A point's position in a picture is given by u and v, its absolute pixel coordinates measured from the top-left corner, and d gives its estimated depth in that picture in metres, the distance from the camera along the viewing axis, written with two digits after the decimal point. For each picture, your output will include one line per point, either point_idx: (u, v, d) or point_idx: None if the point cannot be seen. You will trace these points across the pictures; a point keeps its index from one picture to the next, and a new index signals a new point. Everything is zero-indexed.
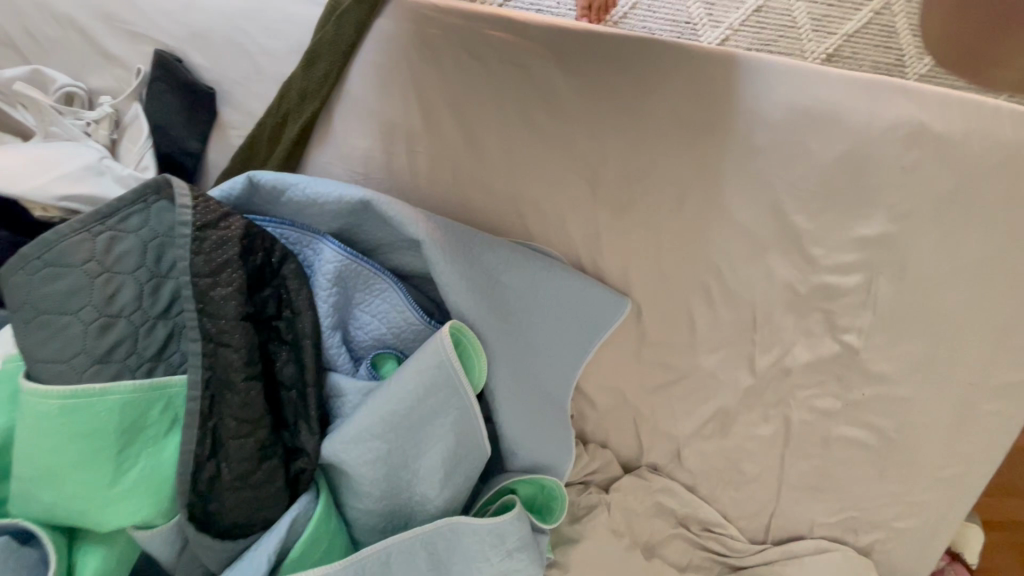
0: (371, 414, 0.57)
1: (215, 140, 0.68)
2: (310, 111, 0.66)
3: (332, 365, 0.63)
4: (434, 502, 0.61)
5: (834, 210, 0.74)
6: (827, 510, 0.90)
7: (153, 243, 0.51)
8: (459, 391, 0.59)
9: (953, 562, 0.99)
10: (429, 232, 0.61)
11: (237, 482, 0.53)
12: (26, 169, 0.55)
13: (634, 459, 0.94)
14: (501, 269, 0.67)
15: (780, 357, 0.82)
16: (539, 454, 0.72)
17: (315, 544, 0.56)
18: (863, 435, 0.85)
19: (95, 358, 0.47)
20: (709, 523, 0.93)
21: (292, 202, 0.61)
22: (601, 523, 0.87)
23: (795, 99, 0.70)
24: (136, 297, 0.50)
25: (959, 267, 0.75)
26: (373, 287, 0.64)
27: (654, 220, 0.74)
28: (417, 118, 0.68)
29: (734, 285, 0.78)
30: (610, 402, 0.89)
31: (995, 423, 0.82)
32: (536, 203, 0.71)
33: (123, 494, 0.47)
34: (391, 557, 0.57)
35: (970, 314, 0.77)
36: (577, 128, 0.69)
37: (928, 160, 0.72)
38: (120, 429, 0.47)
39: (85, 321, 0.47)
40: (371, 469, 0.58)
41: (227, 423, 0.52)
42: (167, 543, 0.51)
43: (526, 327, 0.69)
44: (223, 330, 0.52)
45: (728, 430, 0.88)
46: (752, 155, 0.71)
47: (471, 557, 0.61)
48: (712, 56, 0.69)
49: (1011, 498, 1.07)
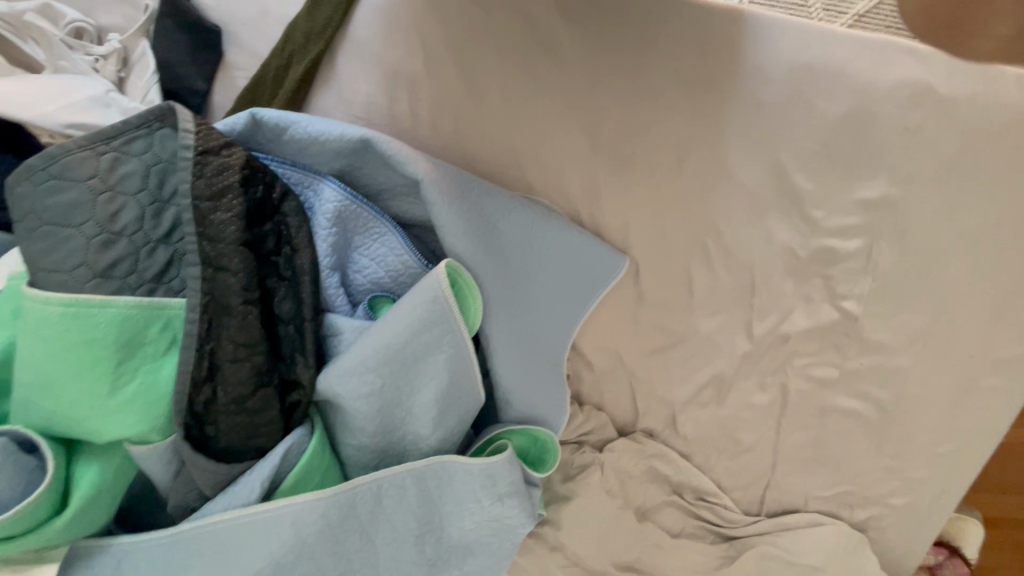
0: (367, 348, 0.58)
1: (222, 80, 0.72)
2: (315, 52, 0.69)
3: (330, 306, 0.63)
4: (427, 440, 0.62)
5: (835, 170, 0.70)
6: (823, 484, 0.88)
7: (156, 168, 0.52)
8: (454, 329, 0.60)
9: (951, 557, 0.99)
10: (428, 171, 0.63)
11: (233, 407, 0.54)
12: (36, 97, 0.57)
13: (629, 424, 0.94)
14: (499, 217, 0.68)
15: (778, 323, 0.79)
16: (533, 405, 0.73)
17: (309, 473, 0.57)
18: (860, 407, 0.81)
19: (96, 272, 0.49)
20: (703, 492, 0.92)
21: (294, 140, 0.62)
22: (594, 483, 0.89)
23: (796, 55, 0.67)
24: (138, 218, 0.51)
25: (978, 233, 0.68)
26: (373, 230, 0.64)
27: (653, 178, 0.74)
28: (418, 63, 0.71)
29: (732, 244, 0.76)
30: (607, 364, 0.89)
31: (999, 404, 0.77)
32: (536, 156, 0.74)
33: (120, 406, 0.49)
34: (383, 489, 0.59)
35: (982, 289, 0.71)
36: (575, 80, 0.70)
37: (939, 120, 0.65)
38: (119, 343, 0.49)
39: (88, 236, 0.49)
40: (364, 403, 0.58)
41: (224, 347, 0.53)
42: (163, 462, 0.53)
43: (522, 276, 0.70)
44: (222, 255, 0.53)
45: (724, 398, 0.87)
46: (754, 109, 0.69)
47: (462, 497, 0.62)
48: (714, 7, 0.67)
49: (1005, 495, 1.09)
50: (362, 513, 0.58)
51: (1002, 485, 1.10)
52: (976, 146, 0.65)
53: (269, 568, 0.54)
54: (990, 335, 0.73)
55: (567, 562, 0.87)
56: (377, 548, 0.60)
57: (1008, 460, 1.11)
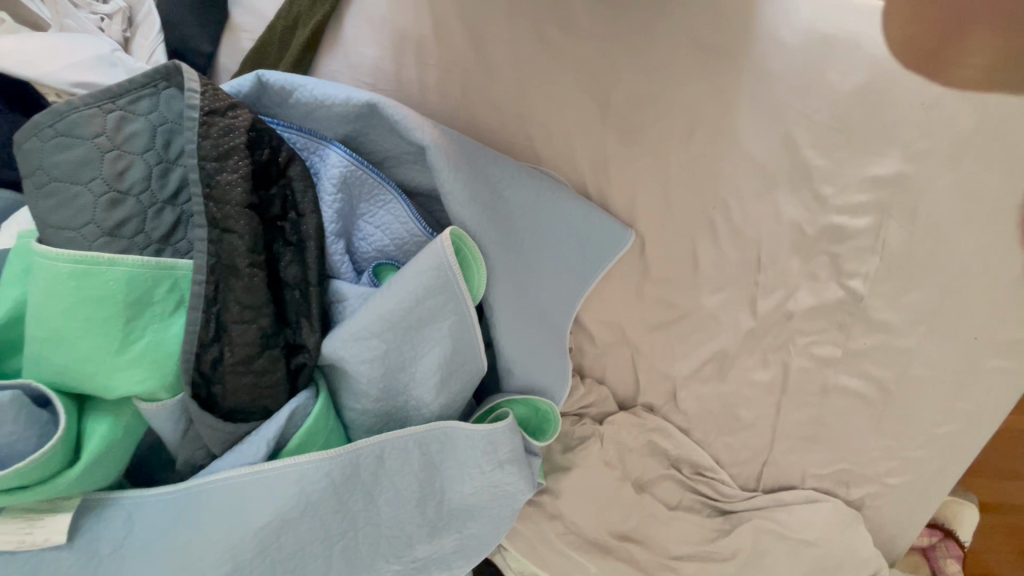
0: (370, 313, 0.58)
1: (226, 41, 0.72)
2: (321, 13, 0.70)
3: (336, 273, 0.64)
4: (428, 406, 0.63)
5: (848, 145, 0.68)
6: (820, 462, 0.89)
7: (162, 128, 0.52)
8: (458, 296, 0.61)
9: (944, 539, 1.01)
10: (434, 138, 0.62)
11: (239, 367, 0.55)
12: (43, 53, 0.57)
13: (630, 398, 0.95)
14: (504, 185, 0.68)
15: (783, 300, 0.79)
16: (535, 376, 0.73)
17: (313, 435, 0.58)
18: (861, 386, 0.82)
19: (104, 231, 0.49)
20: (700, 467, 0.94)
21: (300, 104, 0.62)
22: (593, 455, 0.91)
23: (813, 24, 0.65)
24: (145, 178, 0.51)
25: (990, 209, 0.67)
26: (379, 198, 0.64)
27: (661, 150, 0.73)
28: (427, 27, 0.71)
29: (741, 220, 0.76)
30: (610, 338, 0.90)
31: (1002, 384, 0.77)
32: (545, 123, 0.73)
33: (130, 363, 0.50)
34: (385, 452, 0.60)
35: (994, 271, 0.70)
36: (586, 47, 0.69)
37: (956, 95, 0.63)
38: (128, 300, 0.49)
39: (96, 194, 0.49)
40: (367, 368, 0.59)
41: (231, 308, 0.54)
42: (172, 419, 0.54)
43: (527, 246, 0.70)
44: (228, 217, 0.53)
45: (726, 374, 0.87)
46: (769, 81, 0.68)
47: (463, 461, 0.63)
48: None
49: (1007, 481, 1.10)
50: (364, 474, 0.59)
51: (1004, 471, 1.10)
52: (998, 122, 0.63)
53: (273, 525, 0.55)
54: (997, 315, 0.72)
55: (565, 530, 0.89)
56: (379, 508, 0.61)
57: (1011, 447, 1.11)
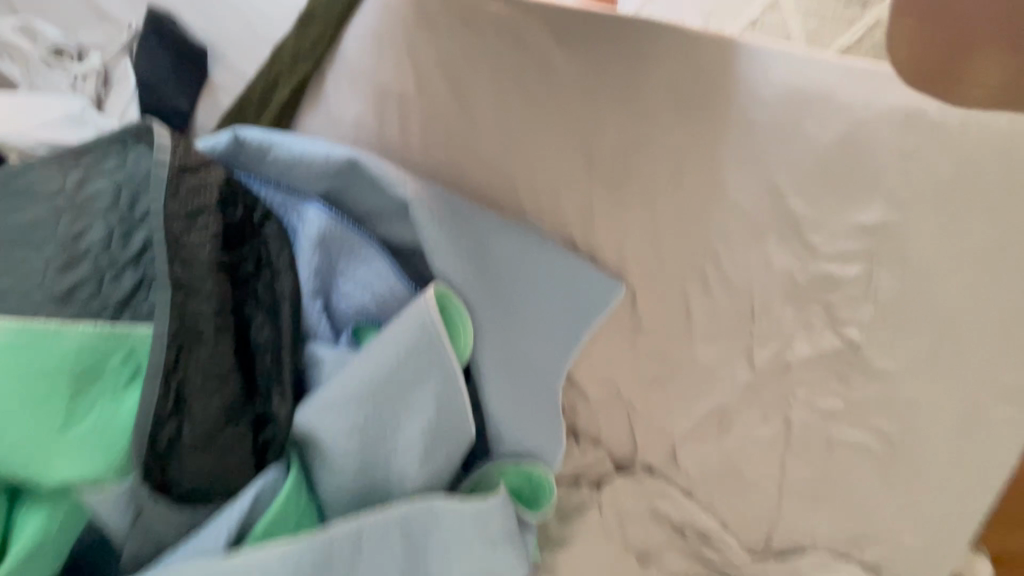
0: (348, 379, 0.54)
1: (205, 98, 0.71)
2: (304, 71, 0.70)
3: (312, 334, 0.59)
4: (412, 480, 0.57)
5: (833, 195, 0.68)
6: (831, 522, 0.83)
7: (128, 187, 0.49)
8: (444, 357, 0.57)
9: None
10: (417, 193, 0.61)
11: (201, 443, 0.49)
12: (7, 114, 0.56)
13: (628, 458, 0.89)
14: (491, 240, 0.66)
15: (780, 350, 0.76)
16: (528, 440, 0.68)
17: (282, 519, 0.52)
18: (867, 439, 0.78)
19: (51, 298, 0.45)
20: (706, 533, 0.86)
21: (278, 161, 0.60)
22: (590, 523, 0.84)
23: (790, 79, 0.66)
24: (105, 239, 0.48)
25: (979, 254, 0.67)
26: (359, 254, 0.61)
27: (648, 202, 0.72)
28: (411, 85, 0.71)
29: (731, 269, 0.74)
30: (605, 395, 0.86)
31: (1008, 432, 0.74)
32: (530, 176, 0.72)
33: (72, 443, 0.45)
34: (363, 537, 0.53)
35: (989, 316, 0.69)
36: (570, 103, 0.70)
37: (934, 145, 0.64)
38: (76, 372, 0.45)
39: (47, 258, 0.46)
40: (345, 438, 0.54)
41: (193, 378, 0.49)
42: (120, 508, 0.48)
43: (516, 302, 0.67)
44: (194, 279, 0.49)
45: (726, 429, 0.82)
46: (751, 134, 0.68)
47: (452, 542, 0.57)
48: (709, 36, 0.67)
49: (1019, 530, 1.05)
50: (340, 565, 0.52)
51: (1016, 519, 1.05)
52: (977, 169, 0.64)
53: None
54: (996, 361, 0.71)
55: None
56: None
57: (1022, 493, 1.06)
